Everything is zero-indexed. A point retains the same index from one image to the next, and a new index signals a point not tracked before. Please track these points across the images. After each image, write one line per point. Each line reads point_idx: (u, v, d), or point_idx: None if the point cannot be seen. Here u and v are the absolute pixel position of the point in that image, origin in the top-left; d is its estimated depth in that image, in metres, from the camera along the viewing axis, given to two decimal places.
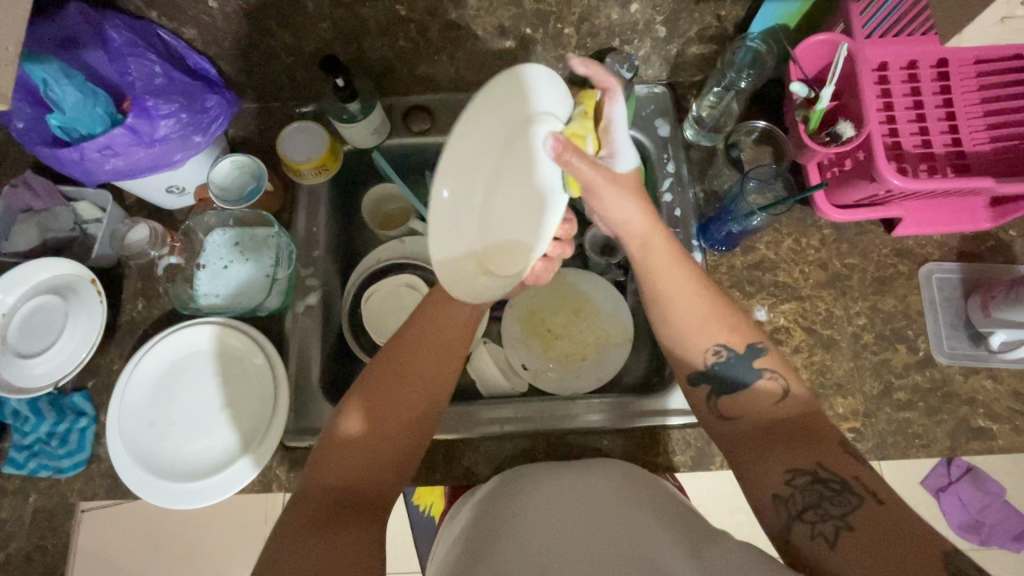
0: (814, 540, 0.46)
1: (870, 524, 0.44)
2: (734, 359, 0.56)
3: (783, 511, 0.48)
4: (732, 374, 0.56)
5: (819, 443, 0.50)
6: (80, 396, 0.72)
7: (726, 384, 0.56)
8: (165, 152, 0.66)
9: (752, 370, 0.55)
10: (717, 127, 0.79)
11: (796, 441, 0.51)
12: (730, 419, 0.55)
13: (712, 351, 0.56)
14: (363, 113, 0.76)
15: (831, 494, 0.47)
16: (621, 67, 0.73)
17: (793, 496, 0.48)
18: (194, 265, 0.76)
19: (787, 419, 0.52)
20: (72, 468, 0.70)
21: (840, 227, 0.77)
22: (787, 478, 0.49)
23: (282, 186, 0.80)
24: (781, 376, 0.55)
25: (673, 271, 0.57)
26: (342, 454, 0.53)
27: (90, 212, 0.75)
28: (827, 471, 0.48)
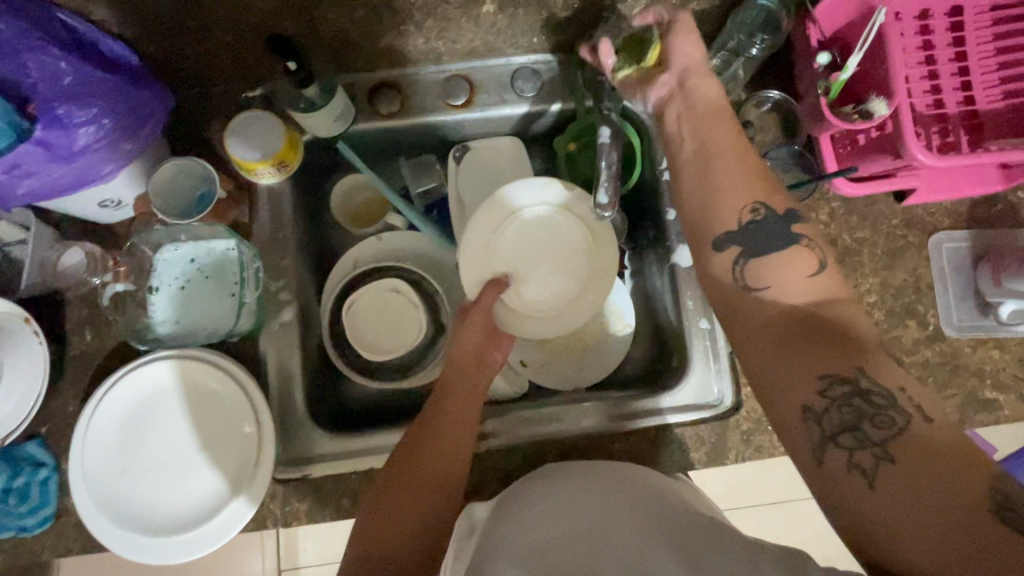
0: (849, 473, 0.39)
1: (916, 449, 0.37)
2: (770, 221, 0.52)
3: (812, 428, 0.42)
4: (768, 224, 0.52)
5: (853, 348, 0.43)
6: (34, 445, 0.64)
7: (758, 245, 0.51)
8: (90, 165, 0.55)
9: (792, 232, 0.51)
10: (722, 96, 0.69)
11: (820, 342, 0.44)
12: (755, 291, 0.50)
13: (751, 207, 0.52)
14: (324, 97, 0.66)
15: (872, 410, 0.40)
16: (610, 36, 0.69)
17: (827, 411, 0.41)
18: (145, 288, 0.66)
19: (802, 311, 0.46)
20: (37, 526, 0.63)
21: (850, 198, 0.73)
22: (817, 386, 0.42)
23: (236, 188, 0.69)
24: (817, 247, 0.50)
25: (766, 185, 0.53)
26: (377, 520, 0.52)
27: (8, 233, 0.63)
28: (868, 379, 0.42)
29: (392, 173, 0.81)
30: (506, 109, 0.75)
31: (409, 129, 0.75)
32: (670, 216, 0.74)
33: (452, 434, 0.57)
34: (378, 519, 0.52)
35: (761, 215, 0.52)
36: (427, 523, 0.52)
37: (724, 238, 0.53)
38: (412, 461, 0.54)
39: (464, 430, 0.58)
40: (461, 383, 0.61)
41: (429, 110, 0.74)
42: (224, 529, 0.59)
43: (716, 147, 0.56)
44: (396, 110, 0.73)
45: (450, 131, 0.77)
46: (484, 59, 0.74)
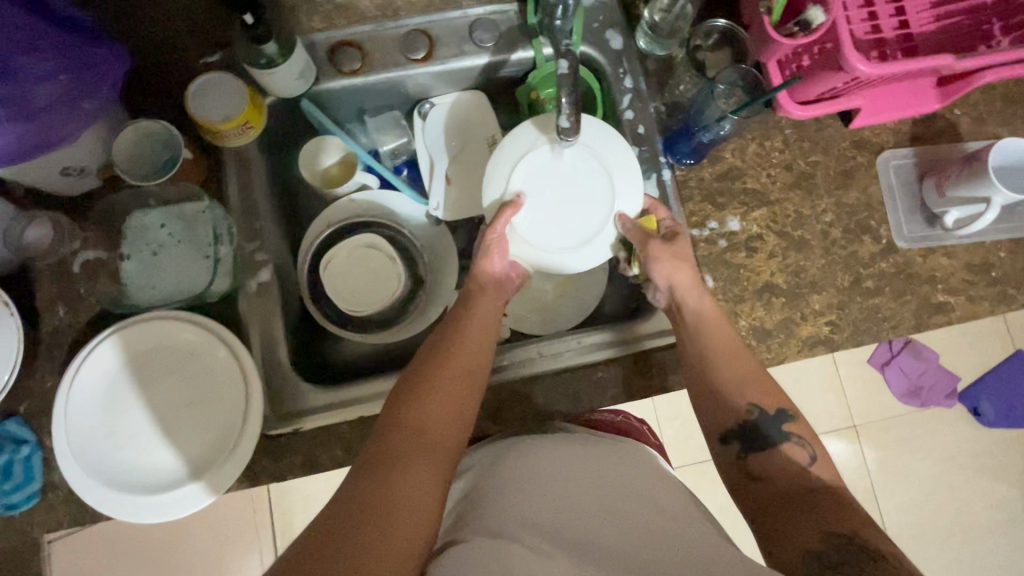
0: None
1: None
2: (766, 417, 0.59)
3: (813, 564, 0.47)
4: (762, 425, 0.59)
5: (844, 515, 0.50)
6: (13, 423, 0.63)
7: (753, 437, 0.59)
8: (51, 125, 0.54)
9: (781, 431, 0.59)
10: (673, 33, 0.74)
11: (819, 511, 0.51)
12: (758, 478, 0.57)
13: (748, 409, 0.59)
14: (282, 55, 0.66)
15: (860, 559, 0.46)
16: (484, 36, 0.75)
17: (825, 552, 0.48)
18: (117, 256, 0.66)
19: (812, 484, 0.55)
20: (25, 500, 0.63)
21: (801, 125, 0.77)
22: (822, 538, 0.49)
23: (202, 153, 0.69)
24: (807, 443, 0.58)
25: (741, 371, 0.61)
26: (410, 410, 0.53)
27: None
28: (860, 538, 0.48)
29: (360, 133, 0.81)
30: (466, 61, 0.76)
31: (372, 88, 0.76)
32: (634, 153, 0.75)
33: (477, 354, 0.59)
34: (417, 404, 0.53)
35: (755, 417, 0.59)
36: (453, 414, 0.54)
37: (724, 438, 0.60)
38: (444, 366, 0.57)
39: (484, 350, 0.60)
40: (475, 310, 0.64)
41: (390, 66, 0.74)
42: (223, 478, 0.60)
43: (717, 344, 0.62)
44: (359, 67, 0.73)
45: (412, 87, 0.78)
46: (441, 14, 0.75)
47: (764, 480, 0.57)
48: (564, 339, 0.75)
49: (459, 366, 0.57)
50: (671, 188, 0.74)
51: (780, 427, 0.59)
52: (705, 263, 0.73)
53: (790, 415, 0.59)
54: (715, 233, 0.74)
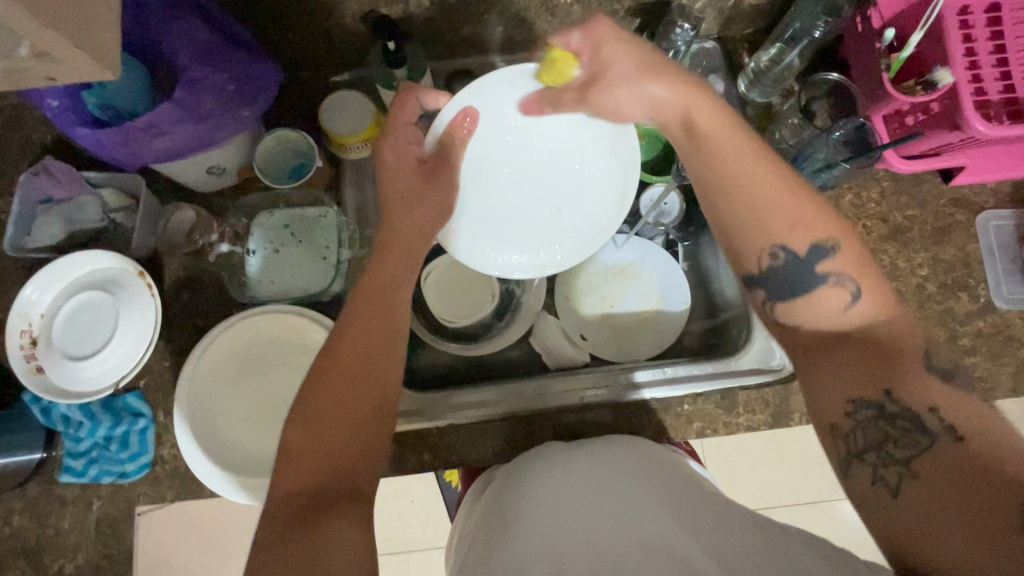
0: (875, 485, 0.42)
1: (933, 465, 0.40)
2: (794, 262, 0.50)
3: (839, 444, 0.45)
4: (792, 271, 0.50)
5: (890, 366, 0.45)
6: (133, 397, 0.67)
7: (786, 281, 0.50)
8: (214, 129, 0.60)
9: (817, 270, 0.49)
10: (778, 82, 0.76)
11: (876, 368, 0.45)
12: (791, 324, 0.51)
13: (770, 250, 0.50)
14: (411, 80, 0.71)
15: (900, 432, 0.42)
16: None
17: (852, 432, 0.45)
18: (244, 250, 0.71)
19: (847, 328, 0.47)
20: (136, 472, 0.66)
21: (899, 179, 0.77)
22: (846, 402, 0.45)
23: (326, 162, 0.74)
24: (846, 281, 0.48)
25: (770, 179, 0.49)
26: (309, 428, 0.47)
27: (116, 200, 0.71)
28: (895, 403, 0.43)
29: None
30: None
31: None
32: None
33: (371, 346, 0.51)
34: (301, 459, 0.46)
35: (779, 260, 0.50)
36: (353, 451, 0.47)
37: (747, 282, 0.53)
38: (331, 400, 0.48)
39: (383, 355, 0.51)
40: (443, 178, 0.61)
41: None
42: None
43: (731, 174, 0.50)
44: None
45: None
46: None
47: (795, 328, 0.51)
48: (568, 380, 0.74)
49: (340, 393, 0.48)
50: None
51: (814, 266, 0.49)
52: None
53: (827, 249, 0.49)
54: None
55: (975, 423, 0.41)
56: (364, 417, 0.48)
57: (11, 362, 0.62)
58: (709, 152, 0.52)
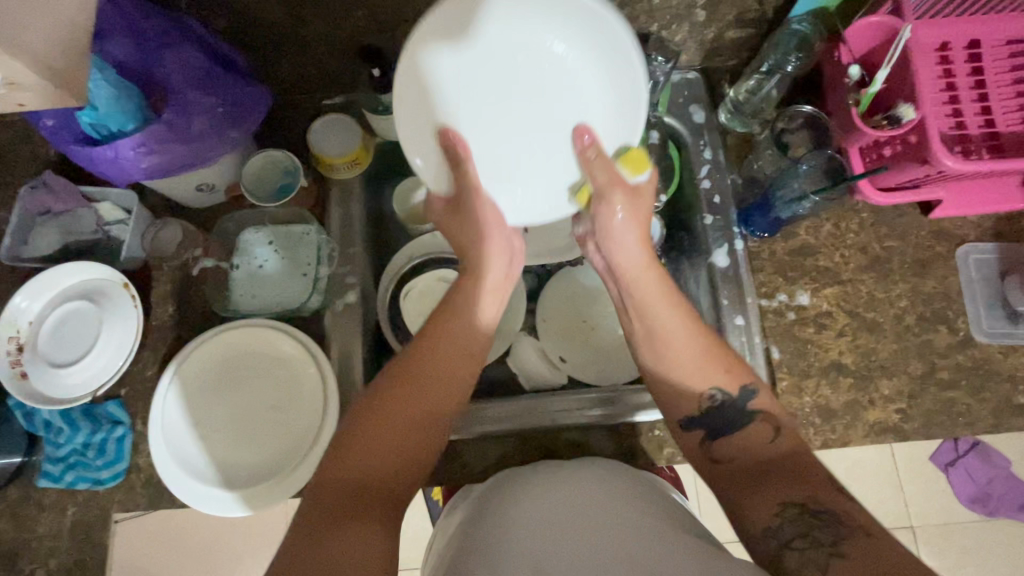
0: (805, 569, 0.41)
1: (861, 549, 0.40)
2: (727, 405, 0.53)
3: (767, 541, 0.44)
4: (725, 412, 0.53)
5: (810, 476, 0.46)
6: (114, 405, 0.69)
7: (721, 424, 0.53)
8: (201, 149, 0.63)
9: (748, 410, 0.52)
10: (755, 113, 0.79)
11: (791, 476, 0.47)
12: (720, 461, 0.52)
13: (708, 394, 0.53)
14: None
15: (820, 524, 0.42)
16: None
17: (781, 528, 0.44)
18: (227, 264, 0.73)
19: (768, 459, 0.49)
20: (112, 479, 0.68)
21: (878, 211, 0.78)
22: (776, 511, 0.45)
23: (314, 182, 0.77)
24: (773, 419, 0.52)
25: (660, 296, 0.56)
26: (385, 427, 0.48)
27: (112, 213, 0.73)
28: (822, 506, 0.44)
29: None
30: None
31: None
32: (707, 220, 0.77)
33: (446, 370, 0.53)
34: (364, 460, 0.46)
35: (718, 404, 0.53)
36: (409, 451, 0.48)
37: (685, 424, 0.54)
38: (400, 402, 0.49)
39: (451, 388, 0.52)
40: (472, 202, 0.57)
41: None
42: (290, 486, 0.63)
43: (663, 336, 0.54)
44: None
45: None
46: None
47: (729, 465, 0.52)
48: (539, 401, 0.74)
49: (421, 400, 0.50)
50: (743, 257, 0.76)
51: (744, 406, 0.53)
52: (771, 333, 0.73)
53: (753, 392, 0.53)
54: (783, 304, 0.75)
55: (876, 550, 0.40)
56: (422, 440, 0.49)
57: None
58: (637, 300, 0.56)
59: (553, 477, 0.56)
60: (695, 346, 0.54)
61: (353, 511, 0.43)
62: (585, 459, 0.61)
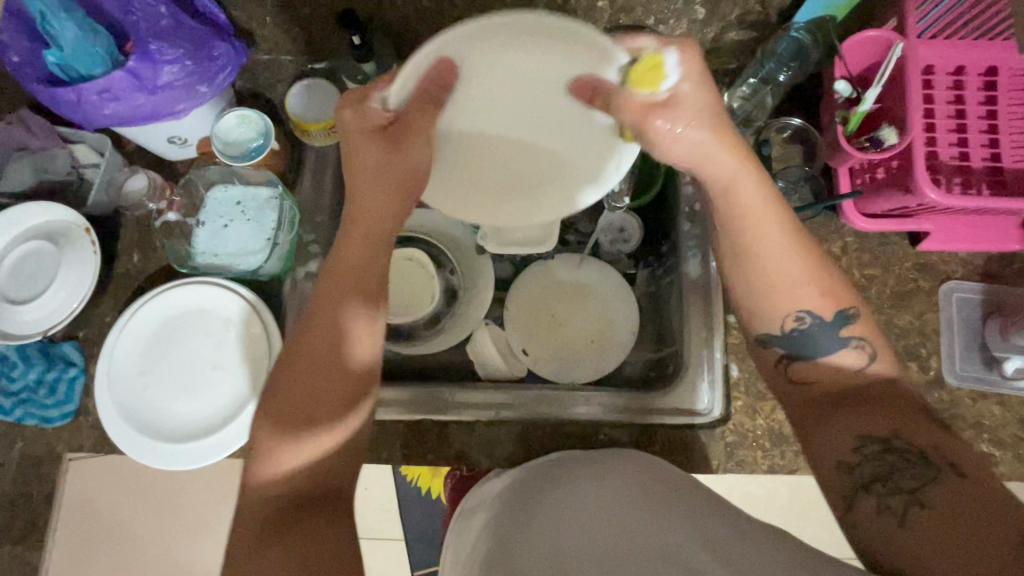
0: (880, 515, 0.44)
1: (949, 494, 0.42)
2: (821, 324, 0.51)
3: (848, 479, 0.47)
4: (815, 332, 0.51)
5: (889, 411, 0.47)
6: (70, 346, 0.70)
7: (805, 347, 0.52)
8: (167, 101, 0.62)
9: (841, 335, 0.51)
10: (747, 121, 0.75)
11: (876, 408, 0.48)
12: (802, 381, 0.53)
13: (793, 316, 0.52)
14: (378, 75, 0.72)
15: (903, 463, 0.45)
16: None
17: (862, 463, 0.47)
18: (193, 221, 0.73)
19: (864, 386, 0.49)
20: (59, 418, 0.69)
21: (864, 237, 0.75)
22: (856, 447, 0.47)
23: (288, 145, 0.76)
24: (870, 343, 0.50)
25: (771, 209, 0.53)
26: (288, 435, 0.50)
27: (87, 155, 0.74)
28: (905, 445, 0.46)
29: None
30: None
31: None
32: (685, 228, 0.76)
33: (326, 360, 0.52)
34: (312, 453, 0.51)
35: (806, 324, 0.51)
36: (337, 460, 0.52)
37: (761, 341, 0.54)
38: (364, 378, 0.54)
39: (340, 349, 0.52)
40: (406, 151, 0.50)
41: None
42: (234, 438, 0.64)
43: (745, 242, 0.53)
44: None
45: None
46: None
47: (809, 388, 0.52)
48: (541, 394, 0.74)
49: (305, 397, 0.51)
50: (716, 269, 0.74)
51: (837, 333, 0.51)
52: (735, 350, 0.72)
53: (849, 318, 0.51)
54: None
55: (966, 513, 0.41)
56: (347, 440, 0.52)
57: None
58: (738, 244, 0.53)
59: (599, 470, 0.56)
60: (800, 268, 0.52)
61: (309, 517, 0.49)
62: (590, 454, 0.61)
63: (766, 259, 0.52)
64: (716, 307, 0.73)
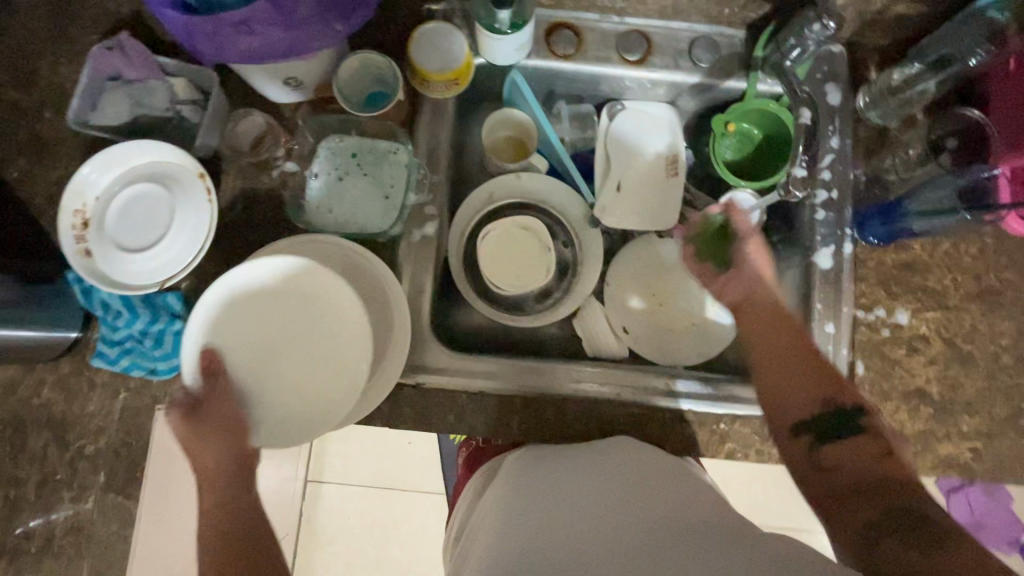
0: (894, 548, 0.43)
1: (950, 543, 0.41)
2: (839, 415, 0.55)
3: (858, 537, 0.46)
4: (846, 418, 0.54)
5: (898, 486, 0.48)
6: (173, 297, 0.67)
7: (834, 428, 0.54)
8: (304, 38, 0.56)
9: (853, 413, 0.54)
10: (903, 106, 0.71)
11: (883, 490, 0.48)
12: (829, 468, 0.53)
13: (823, 403, 0.55)
14: (514, 25, 0.66)
15: (916, 524, 0.44)
16: (702, 57, 0.74)
17: (881, 524, 0.46)
18: (307, 173, 0.69)
19: (881, 470, 0.50)
20: (166, 370, 0.67)
21: (1004, 238, 0.72)
22: (879, 510, 0.47)
23: (406, 95, 0.70)
24: (873, 427, 0.54)
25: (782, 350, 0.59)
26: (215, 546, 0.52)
27: (186, 92, 0.68)
28: (921, 511, 0.45)
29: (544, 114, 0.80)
30: (678, 76, 0.75)
31: (576, 75, 0.75)
32: (819, 216, 0.72)
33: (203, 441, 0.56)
34: (231, 520, 0.54)
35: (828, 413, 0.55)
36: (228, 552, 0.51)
37: (795, 430, 0.56)
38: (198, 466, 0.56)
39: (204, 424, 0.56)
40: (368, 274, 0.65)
41: (601, 59, 0.74)
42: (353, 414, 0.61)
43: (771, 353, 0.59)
44: (571, 52, 0.74)
45: (608, 85, 0.77)
46: (668, 23, 0.74)
47: (836, 472, 0.52)
48: (526, 363, 0.69)
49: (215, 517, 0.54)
50: (849, 261, 0.71)
51: (856, 419, 0.54)
52: (862, 348, 0.70)
53: (853, 411, 0.54)
54: (880, 320, 0.70)
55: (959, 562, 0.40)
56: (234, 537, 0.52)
57: (61, 240, 0.61)
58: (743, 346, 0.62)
59: (587, 461, 0.61)
60: (799, 361, 0.58)
61: None
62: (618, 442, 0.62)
63: (767, 346, 0.60)
64: (845, 301, 0.70)
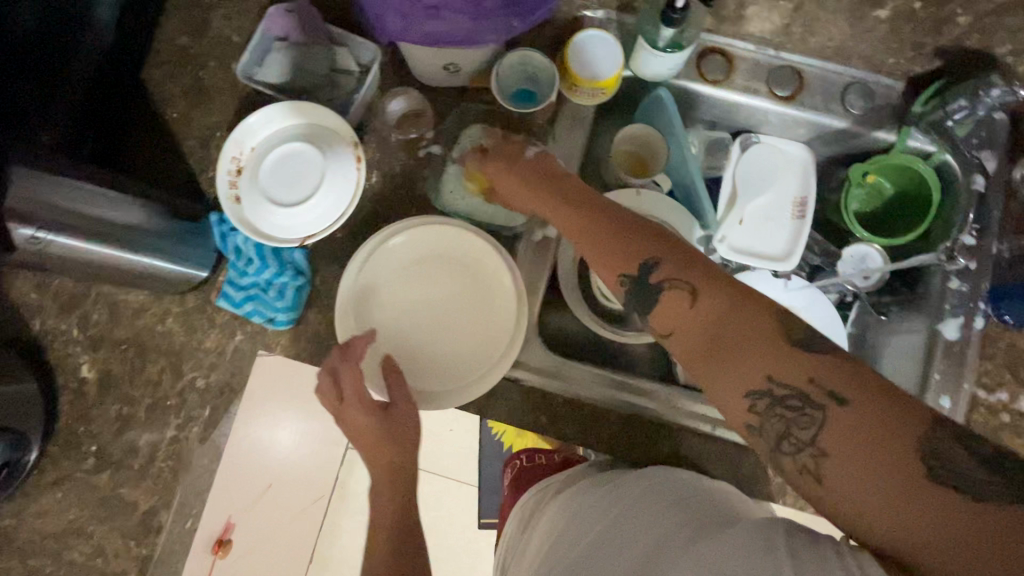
0: (800, 473, 0.38)
1: (842, 448, 0.36)
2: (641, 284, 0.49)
3: (767, 446, 0.41)
4: (642, 287, 0.48)
5: (749, 350, 0.41)
6: (299, 253, 0.69)
7: (644, 296, 0.48)
8: (483, 30, 0.58)
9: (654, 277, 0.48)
10: None
11: (748, 353, 0.41)
12: (666, 337, 0.47)
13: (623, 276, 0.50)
14: (676, 45, 0.66)
15: (797, 420, 0.39)
16: (855, 103, 0.72)
17: (759, 421, 0.40)
18: (448, 157, 0.70)
19: (708, 321, 0.44)
20: (282, 322, 0.68)
21: None
22: (740, 394, 0.41)
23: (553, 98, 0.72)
24: (679, 276, 0.46)
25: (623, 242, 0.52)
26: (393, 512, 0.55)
27: (346, 62, 0.71)
28: (823, 400, 0.38)
29: None
30: (825, 119, 0.73)
31: (719, 101, 0.75)
32: (953, 285, 0.69)
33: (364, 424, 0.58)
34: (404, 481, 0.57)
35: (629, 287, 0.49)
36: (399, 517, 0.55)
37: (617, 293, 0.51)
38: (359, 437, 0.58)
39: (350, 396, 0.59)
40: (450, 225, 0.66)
41: (750, 90, 0.73)
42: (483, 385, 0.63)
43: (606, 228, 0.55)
44: (721, 78, 0.73)
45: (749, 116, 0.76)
46: (825, 63, 0.72)
47: (677, 337, 0.46)
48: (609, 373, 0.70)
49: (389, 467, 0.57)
50: (978, 337, 0.68)
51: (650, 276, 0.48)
52: (978, 428, 0.67)
53: (653, 265, 0.48)
54: (1000, 403, 0.67)
55: (880, 499, 0.34)
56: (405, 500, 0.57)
57: (217, 183, 0.66)
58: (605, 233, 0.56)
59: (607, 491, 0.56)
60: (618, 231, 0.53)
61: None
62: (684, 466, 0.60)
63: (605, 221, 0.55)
64: (966, 377, 0.67)
